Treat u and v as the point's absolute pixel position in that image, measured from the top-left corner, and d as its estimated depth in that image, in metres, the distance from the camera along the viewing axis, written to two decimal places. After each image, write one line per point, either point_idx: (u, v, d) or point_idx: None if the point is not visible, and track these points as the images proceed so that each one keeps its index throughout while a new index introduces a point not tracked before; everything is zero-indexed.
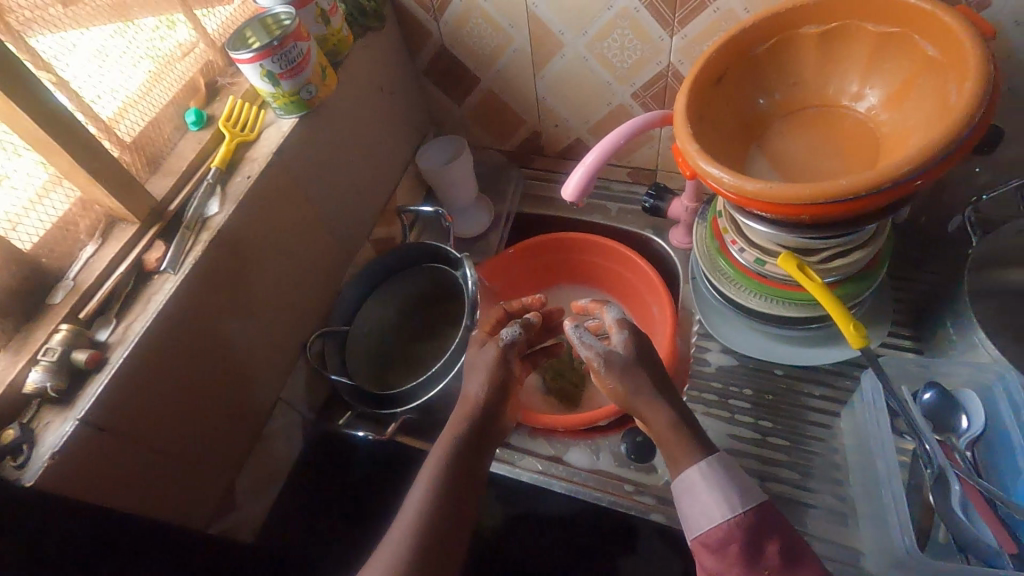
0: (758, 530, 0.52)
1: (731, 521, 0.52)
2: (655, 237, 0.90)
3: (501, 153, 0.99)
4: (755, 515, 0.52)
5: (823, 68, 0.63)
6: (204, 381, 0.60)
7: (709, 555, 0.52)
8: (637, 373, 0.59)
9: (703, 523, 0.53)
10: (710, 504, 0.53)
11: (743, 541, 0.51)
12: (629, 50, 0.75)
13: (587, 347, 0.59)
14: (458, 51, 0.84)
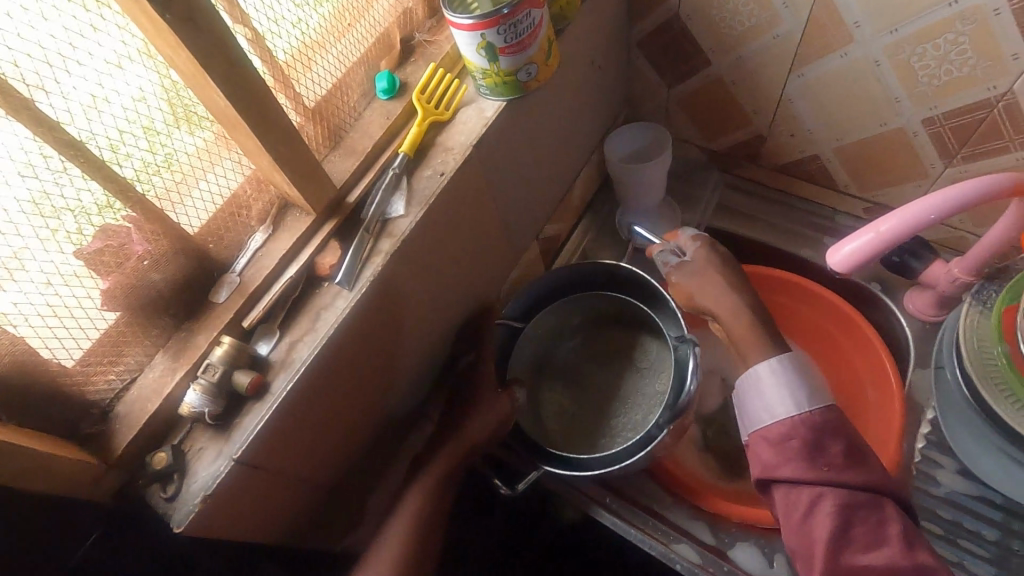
0: (822, 431, 0.50)
1: (799, 418, 0.50)
2: (886, 296, 0.72)
3: (701, 151, 0.81)
4: (819, 415, 0.51)
5: None
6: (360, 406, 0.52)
7: (767, 446, 0.51)
8: (710, 269, 0.60)
9: (764, 419, 0.52)
10: (778, 400, 0.51)
11: (805, 439, 0.49)
12: (952, 64, 0.54)
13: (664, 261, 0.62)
14: (695, 25, 0.66)
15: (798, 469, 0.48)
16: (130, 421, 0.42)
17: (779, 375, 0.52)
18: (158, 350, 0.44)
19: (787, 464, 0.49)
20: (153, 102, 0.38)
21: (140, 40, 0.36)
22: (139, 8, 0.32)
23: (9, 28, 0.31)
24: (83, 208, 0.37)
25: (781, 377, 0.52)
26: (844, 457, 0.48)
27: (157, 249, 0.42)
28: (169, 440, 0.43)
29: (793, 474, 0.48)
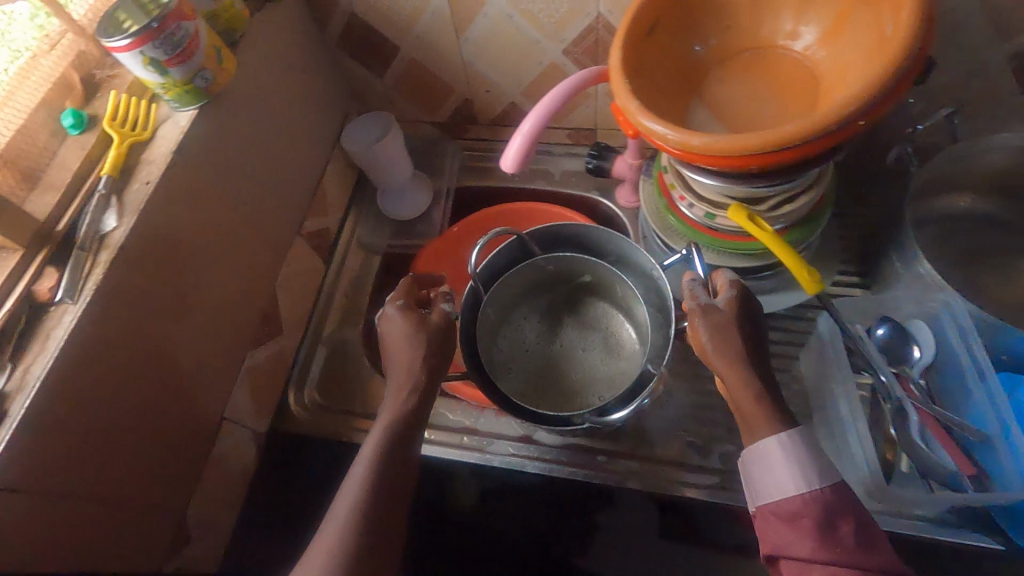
0: (833, 510, 0.49)
1: (808, 497, 0.50)
2: (603, 198, 0.88)
3: (433, 126, 0.93)
4: (830, 495, 0.50)
5: (756, 8, 0.60)
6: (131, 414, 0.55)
7: (779, 525, 0.50)
8: (731, 337, 0.55)
9: (775, 490, 0.52)
10: (785, 472, 0.51)
11: (815, 516, 0.49)
12: (556, 3, 0.70)
13: (692, 296, 0.58)
14: (371, 19, 0.77)
15: (815, 553, 0.46)
16: None
17: (792, 450, 0.51)
18: None
19: (799, 535, 0.48)
20: None
21: None
22: None
23: None
24: None
25: (796, 450, 0.51)
26: (857, 539, 0.47)
27: None
28: None
29: (807, 554, 0.47)
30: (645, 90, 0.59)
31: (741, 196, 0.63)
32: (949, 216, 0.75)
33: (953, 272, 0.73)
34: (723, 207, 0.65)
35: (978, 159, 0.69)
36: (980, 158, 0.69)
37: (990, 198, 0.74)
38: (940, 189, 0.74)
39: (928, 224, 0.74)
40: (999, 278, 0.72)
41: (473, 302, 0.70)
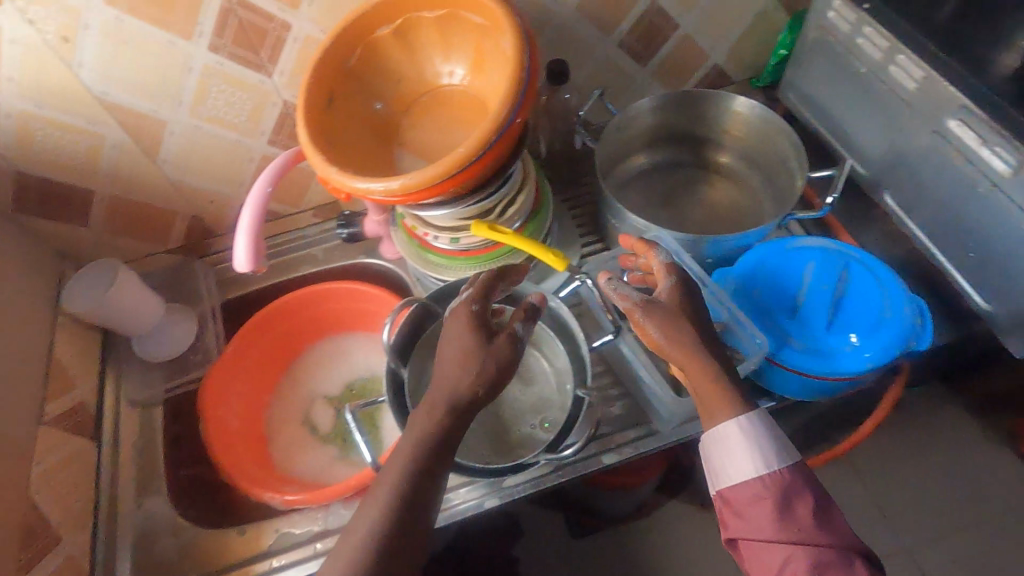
0: (790, 491, 0.55)
1: (768, 480, 0.56)
2: (371, 258, 0.91)
3: (171, 253, 0.87)
4: (789, 476, 0.56)
5: (410, 60, 0.69)
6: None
7: (741, 507, 0.56)
8: (678, 325, 0.58)
9: (736, 475, 0.57)
10: (748, 460, 0.56)
11: (774, 497, 0.55)
12: (238, 103, 0.71)
13: (625, 295, 0.60)
14: (44, 171, 0.71)
15: (781, 544, 0.53)
16: None
17: (754, 431, 0.57)
18: None
19: (762, 520, 0.54)
20: None
21: None
22: None
23: None
24: None
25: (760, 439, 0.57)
26: (812, 517, 0.54)
27: None
28: None
29: (767, 535, 0.54)
30: (341, 154, 0.63)
31: (473, 214, 0.70)
32: (632, 175, 0.93)
33: (654, 215, 0.90)
34: (460, 228, 0.72)
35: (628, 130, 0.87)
36: (628, 127, 0.87)
37: (653, 151, 0.93)
38: (618, 158, 0.91)
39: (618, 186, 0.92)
40: (684, 207, 0.91)
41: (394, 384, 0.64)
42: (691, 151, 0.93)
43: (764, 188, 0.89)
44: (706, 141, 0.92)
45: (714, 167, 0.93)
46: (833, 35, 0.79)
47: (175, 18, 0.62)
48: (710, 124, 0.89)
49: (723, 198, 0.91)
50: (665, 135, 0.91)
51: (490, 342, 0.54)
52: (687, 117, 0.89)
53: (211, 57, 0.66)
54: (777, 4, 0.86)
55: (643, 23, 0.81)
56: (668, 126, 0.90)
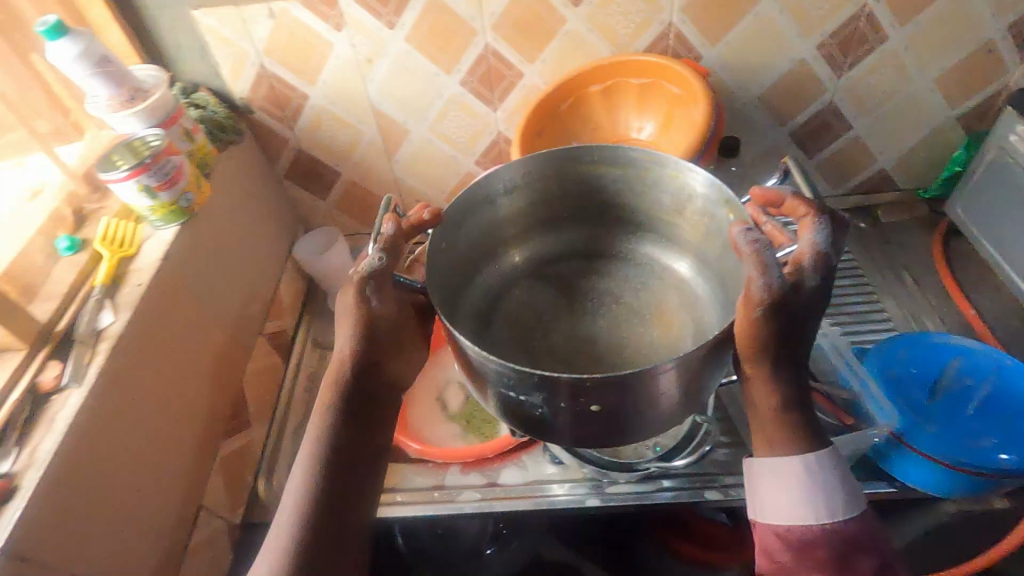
0: (852, 538, 0.50)
1: (823, 533, 0.49)
2: None
3: (371, 236, 1.07)
4: (848, 529, 0.50)
5: (611, 115, 0.83)
6: (144, 482, 0.60)
7: (778, 543, 0.50)
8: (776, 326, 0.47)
9: (786, 518, 0.50)
10: (807, 507, 0.49)
11: (864, 535, 0.50)
12: (464, 127, 0.91)
13: (764, 266, 0.45)
14: (315, 150, 0.94)
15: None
16: None
17: (819, 479, 0.50)
18: None
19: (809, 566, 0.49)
20: None
21: None
22: None
23: None
24: None
25: (819, 476, 0.50)
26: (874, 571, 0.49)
27: None
28: None
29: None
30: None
31: None
32: (511, 272, 0.72)
33: (547, 326, 0.66)
34: None
35: (473, 219, 0.64)
36: (492, 208, 0.66)
37: (541, 238, 0.72)
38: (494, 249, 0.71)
39: (484, 301, 0.70)
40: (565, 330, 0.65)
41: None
42: (591, 237, 0.72)
43: (709, 294, 0.65)
44: (616, 228, 0.72)
45: (633, 253, 0.71)
46: (1014, 155, 0.81)
47: (446, 57, 0.82)
48: (615, 192, 0.68)
49: (644, 300, 0.67)
50: (554, 210, 0.70)
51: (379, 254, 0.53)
52: (581, 183, 0.67)
53: (460, 89, 0.86)
54: (956, 124, 0.90)
55: (818, 119, 0.90)
56: (561, 202, 0.69)
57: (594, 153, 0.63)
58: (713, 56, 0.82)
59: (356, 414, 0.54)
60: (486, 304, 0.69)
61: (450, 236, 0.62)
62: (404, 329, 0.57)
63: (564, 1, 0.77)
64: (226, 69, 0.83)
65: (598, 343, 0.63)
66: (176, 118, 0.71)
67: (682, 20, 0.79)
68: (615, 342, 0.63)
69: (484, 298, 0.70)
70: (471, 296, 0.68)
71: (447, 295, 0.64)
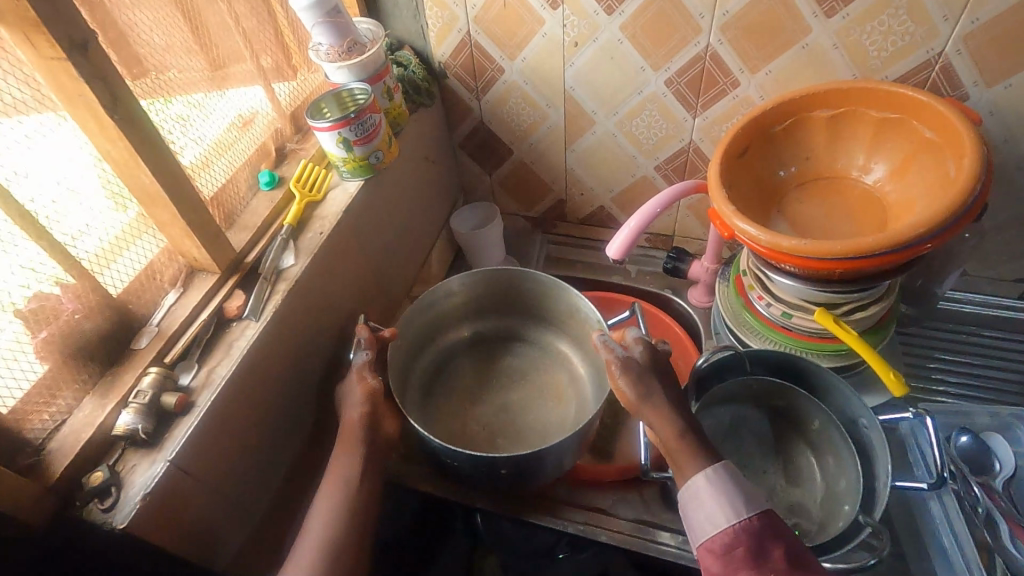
0: (762, 537, 0.50)
1: (736, 529, 0.51)
2: (675, 297, 0.97)
3: (525, 220, 1.06)
4: (753, 525, 0.51)
5: (833, 145, 0.72)
6: (288, 418, 0.64)
7: (713, 561, 0.51)
8: (652, 382, 0.60)
9: (708, 527, 0.52)
10: (717, 507, 0.52)
11: (747, 546, 0.50)
12: (655, 129, 0.84)
13: (608, 347, 0.61)
14: (495, 125, 0.93)
15: None
16: (63, 452, 0.47)
17: (716, 483, 0.53)
18: (87, 392, 0.51)
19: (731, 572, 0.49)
20: (93, 175, 0.51)
21: (88, 149, 0.49)
22: (92, 114, 0.46)
23: (10, 136, 0.44)
24: (72, 245, 0.50)
25: (717, 484, 0.53)
26: (789, 562, 0.48)
27: (87, 304, 0.51)
28: (104, 463, 0.49)
29: None
30: (734, 197, 0.70)
31: (822, 300, 0.70)
32: (449, 350, 0.87)
33: (476, 393, 0.83)
34: (802, 309, 0.72)
35: (429, 313, 0.82)
36: (446, 298, 0.83)
37: (479, 320, 0.89)
38: (431, 333, 0.85)
39: (440, 371, 0.86)
40: (501, 391, 0.83)
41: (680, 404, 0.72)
42: (517, 322, 0.89)
43: (590, 374, 0.82)
44: (527, 312, 0.88)
45: (539, 340, 0.88)
46: None
47: (658, 52, 0.75)
48: (524, 299, 0.86)
49: (546, 376, 0.84)
50: (483, 307, 0.88)
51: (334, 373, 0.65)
52: (502, 287, 0.85)
53: (662, 89, 0.79)
54: None
55: None
56: (488, 298, 0.87)
57: (510, 274, 0.83)
58: (983, 99, 0.68)
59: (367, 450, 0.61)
60: (435, 370, 0.85)
61: (411, 322, 0.79)
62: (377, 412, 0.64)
63: (815, 10, 0.67)
64: (433, 31, 0.83)
65: (517, 404, 0.81)
66: (382, 75, 0.72)
67: (958, 51, 0.66)
68: (512, 410, 0.80)
69: (423, 376, 0.84)
70: (418, 375, 0.83)
71: (408, 373, 0.81)
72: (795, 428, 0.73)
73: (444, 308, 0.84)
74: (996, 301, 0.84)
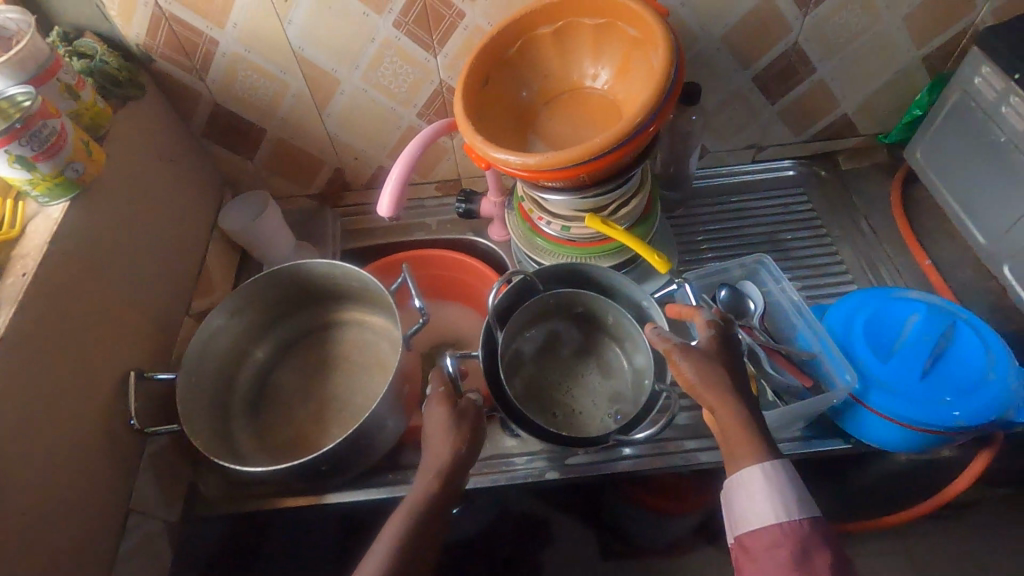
0: (808, 541, 0.52)
1: (785, 527, 0.53)
2: (478, 237, 0.98)
3: (308, 199, 0.99)
4: (805, 529, 0.52)
5: (563, 60, 0.76)
6: (48, 494, 0.55)
7: (756, 552, 0.53)
8: (714, 371, 0.58)
9: (752, 520, 0.55)
10: (765, 502, 0.54)
11: (789, 546, 0.51)
12: (402, 76, 0.81)
13: (665, 336, 0.61)
14: (234, 106, 0.83)
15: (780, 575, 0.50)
16: None
17: (771, 477, 0.55)
18: None
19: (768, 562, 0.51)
20: None
21: None
22: None
23: None
24: None
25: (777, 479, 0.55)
26: (832, 569, 0.49)
27: None
28: None
29: None
30: (490, 137, 0.72)
31: (589, 206, 0.75)
32: (262, 368, 0.81)
33: (302, 398, 0.79)
34: (576, 218, 0.77)
35: (216, 340, 0.75)
36: (229, 321, 0.76)
37: (281, 326, 0.83)
38: (235, 357, 0.79)
39: (253, 386, 0.79)
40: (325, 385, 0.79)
41: (488, 337, 0.75)
42: (319, 311, 0.84)
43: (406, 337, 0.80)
44: (324, 298, 0.83)
45: (348, 320, 0.84)
46: (977, 101, 0.79)
47: None
48: (316, 288, 0.81)
49: (365, 354, 0.81)
50: (277, 311, 0.81)
51: (456, 406, 0.62)
52: (285, 285, 0.79)
53: (393, 32, 0.76)
54: (921, 65, 0.86)
55: (782, 64, 0.84)
56: (277, 301, 0.80)
57: (286, 271, 0.77)
58: None
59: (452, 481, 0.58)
60: (255, 391, 0.79)
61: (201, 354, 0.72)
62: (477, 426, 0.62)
63: None
64: (114, 9, 0.71)
65: (343, 392, 0.78)
66: (52, 71, 0.61)
67: None
68: (341, 401, 0.77)
69: (244, 401, 0.78)
70: (237, 403, 0.77)
71: (214, 404, 0.74)
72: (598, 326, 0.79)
73: (238, 325, 0.78)
74: (738, 169, 0.99)
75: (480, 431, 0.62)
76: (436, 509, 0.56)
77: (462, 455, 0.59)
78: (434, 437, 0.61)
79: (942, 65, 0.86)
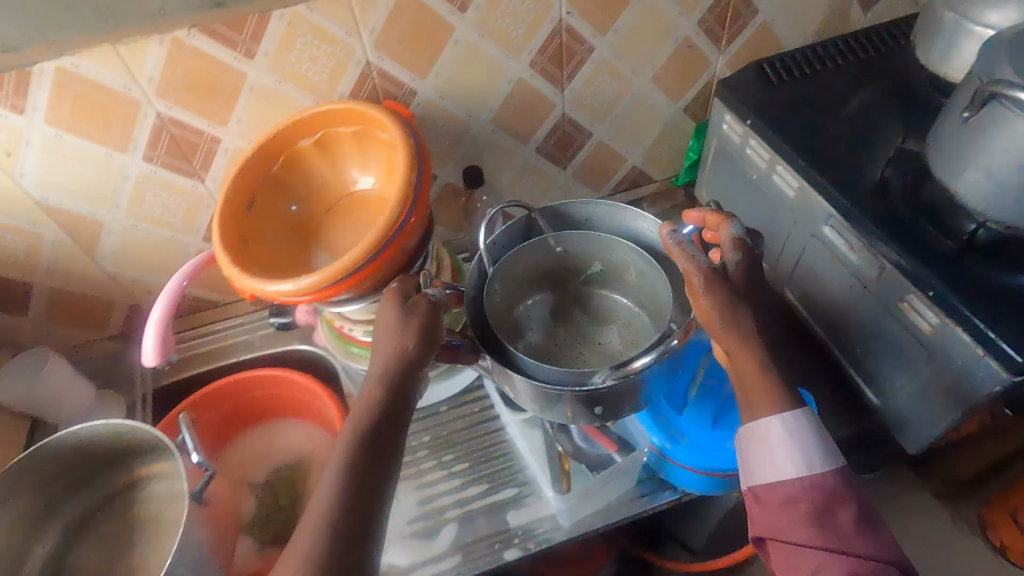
0: (832, 496, 0.52)
1: (807, 482, 0.53)
2: (304, 345, 0.94)
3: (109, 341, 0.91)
4: (830, 480, 0.52)
5: (332, 169, 0.75)
6: None
7: (773, 506, 0.54)
8: (739, 305, 0.56)
9: (772, 475, 0.54)
10: (788, 457, 0.54)
11: (811, 499, 0.52)
12: (173, 206, 0.77)
13: (692, 258, 0.58)
14: None
15: (807, 534, 0.50)
16: None
17: (793, 431, 0.54)
18: None
19: (790, 520, 0.52)
20: None
21: None
22: None
23: None
24: None
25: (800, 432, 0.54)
26: (856, 525, 0.50)
27: None
28: None
29: (801, 538, 0.50)
30: (264, 270, 0.68)
31: None
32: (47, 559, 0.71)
33: None
34: (372, 319, 0.76)
35: None
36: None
37: (68, 503, 0.74)
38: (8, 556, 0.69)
39: None
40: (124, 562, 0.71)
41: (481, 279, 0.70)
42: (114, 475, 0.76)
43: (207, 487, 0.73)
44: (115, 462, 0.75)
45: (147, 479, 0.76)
46: (729, 144, 0.85)
47: (111, 135, 0.68)
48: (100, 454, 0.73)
49: (166, 516, 0.73)
50: (57, 489, 0.72)
51: (409, 313, 0.58)
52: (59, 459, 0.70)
53: (146, 167, 0.72)
54: (684, 115, 0.94)
55: (558, 133, 0.89)
56: (53, 478, 0.71)
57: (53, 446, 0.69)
58: (429, 89, 0.76)
59: (394, 404, 0.54)
60: None
61: None
62: (427, 327, 0.58)
63: (234, 56, 0.66)
64: None
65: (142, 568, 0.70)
66: None
67: (381, 58, 0.71)
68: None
69: None
70: None
71: None
72: (596, 282, 0.76)
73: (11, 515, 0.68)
74: None
75: (436, 327, 0.59)
76: (390, 417, 0.54)
77: (411, 352, 0.56)
78: (372, 357, 0.57)
79: (701, 112, 0.94)
